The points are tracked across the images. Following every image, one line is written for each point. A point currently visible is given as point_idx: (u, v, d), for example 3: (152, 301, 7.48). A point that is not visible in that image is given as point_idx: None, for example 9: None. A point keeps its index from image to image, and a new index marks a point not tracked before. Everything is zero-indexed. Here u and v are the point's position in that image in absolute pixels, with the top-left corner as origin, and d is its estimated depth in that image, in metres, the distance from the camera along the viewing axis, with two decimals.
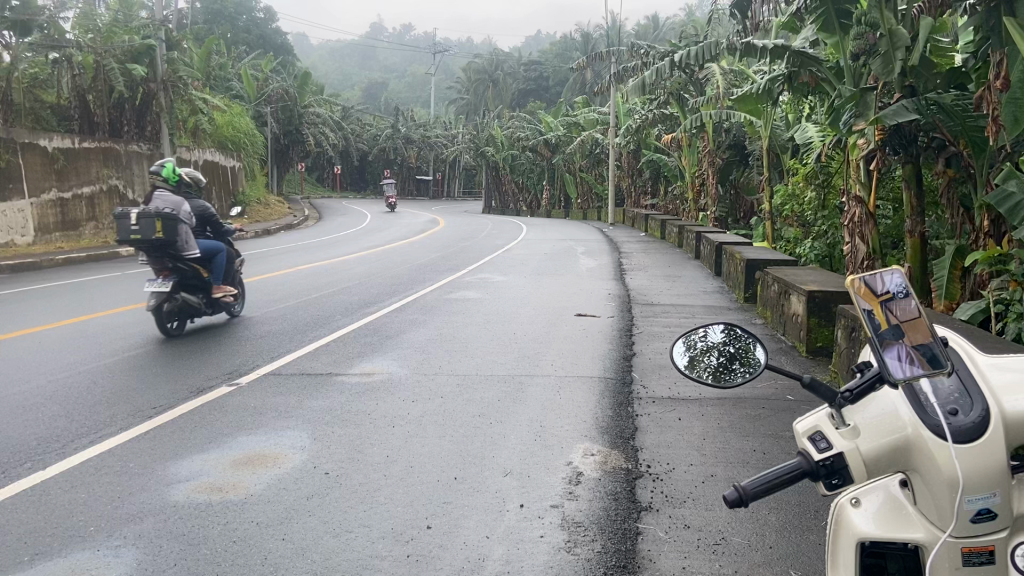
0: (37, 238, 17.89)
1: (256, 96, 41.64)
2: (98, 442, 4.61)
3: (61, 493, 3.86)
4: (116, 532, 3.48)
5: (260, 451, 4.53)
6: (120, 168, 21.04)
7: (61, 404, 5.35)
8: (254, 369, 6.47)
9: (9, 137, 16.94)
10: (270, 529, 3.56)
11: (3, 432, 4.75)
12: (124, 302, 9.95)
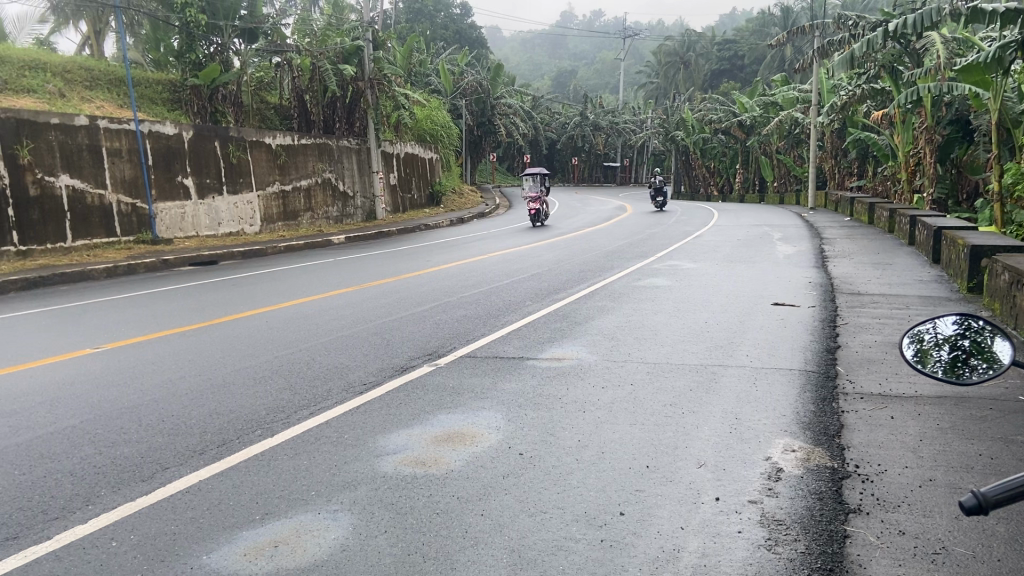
0: (263, 227, 19.79)
1: (452, 90, 43.51)
2: (317, 414, 5.04)
3: (286, 460, 4.25)
4: (334, 498, 3.78)
5: (459, 430, 4.74)
6: (333, 162, 22.71)
7: (286, 378, 5.91)
8: (453, 351, 6.78)
9: (240, 137, 18.87)
10: (469, 504, 3.71)
11: (240, 401, 5.32)
12: (336, 287, 10.76)
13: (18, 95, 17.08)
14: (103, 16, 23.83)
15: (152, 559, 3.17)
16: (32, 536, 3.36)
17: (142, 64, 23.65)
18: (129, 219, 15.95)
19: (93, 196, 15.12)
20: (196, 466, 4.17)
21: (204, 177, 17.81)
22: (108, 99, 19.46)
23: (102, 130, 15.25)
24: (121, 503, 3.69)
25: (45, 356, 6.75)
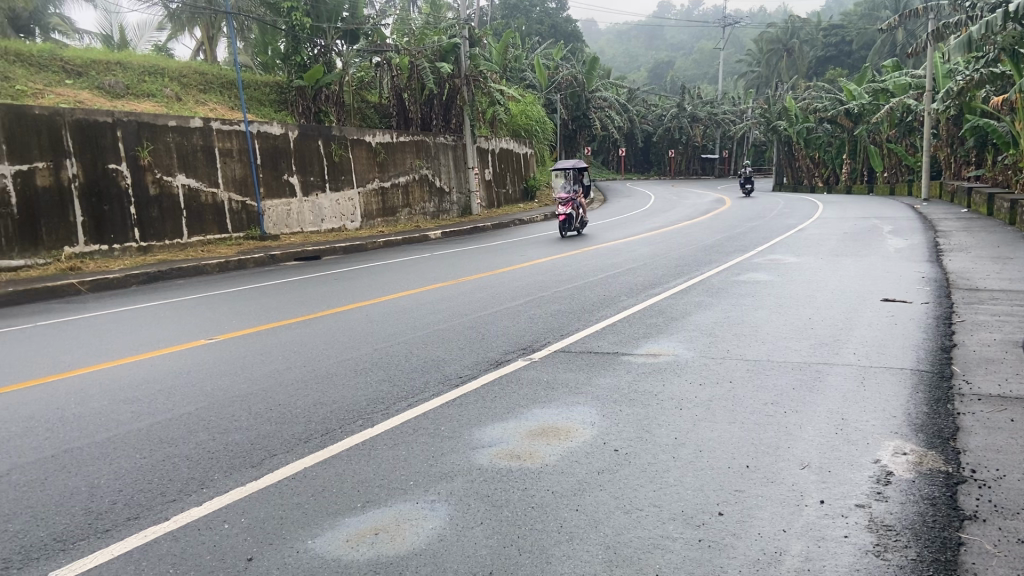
0: (363, 223, 20.35)
1: (547, 84, 43.51)
2: (415, 406, 5.14)
3: (385, 449, 4.36)
4: (432, 488, 3.85)
5: (553, 424, 4.75)
6: (430, 158, 23.08)
7: (384, 370, 6.06)
8: (548, 345, 6.78)
9: (342, 136, 19.45)
10: (564, 499, 3.71)
11: (341, 391, 5.50)
12: (433, 281, 10.95)
13: (139, 100, 18.11)
14: (215, 22, 24.94)
15: (261, 542, 3.31)
16: (152, 516, 3.57)
17: (251, 67, 24.67)
18: (239, 216, 16.69)
19: (207, 195, 15.90)
20: (301, 453, 4.33)
21: (308, 175, 18.46)
22: (220, 101, 20.39)
23: (215, 131, 16.01)
24: (232, 487, 3.88)
25: (163, 347, 7.15)
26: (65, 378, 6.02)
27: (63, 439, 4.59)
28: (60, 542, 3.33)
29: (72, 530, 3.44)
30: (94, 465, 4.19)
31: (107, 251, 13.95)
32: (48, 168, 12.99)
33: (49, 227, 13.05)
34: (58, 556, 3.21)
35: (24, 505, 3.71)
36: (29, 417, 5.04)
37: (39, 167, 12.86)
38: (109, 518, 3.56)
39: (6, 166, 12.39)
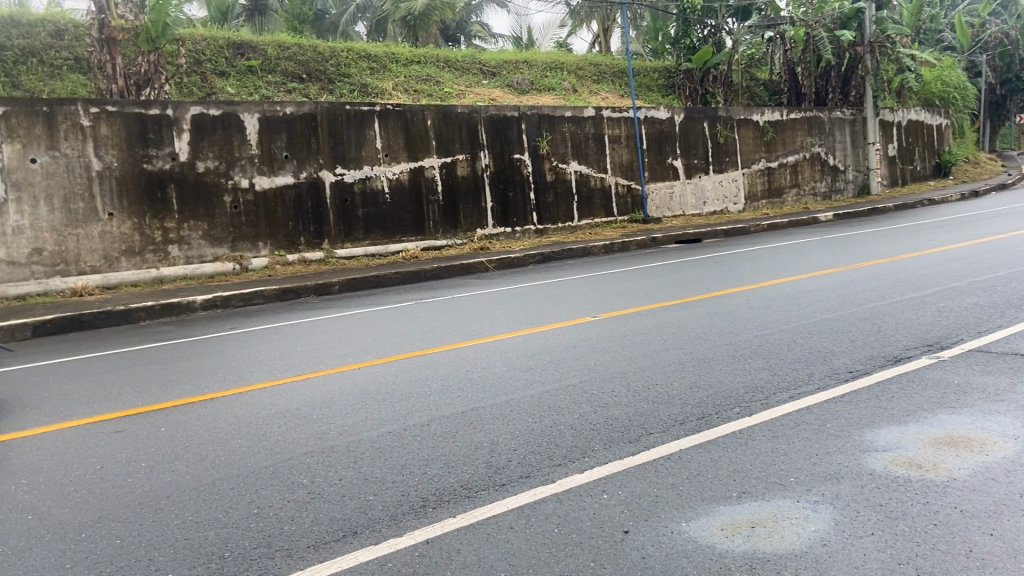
0: (747, 205, 19.81)
1: (970, 44, 37.81)
2: (798, 399, 4.85)
3: (764, 441, 4.19)
4: (814, 488, 3.60)
5: (964, 434, 4.12)
6: (825, 135, 21.49)
7: (765, 358, 5.81)
8: (958, 343, 5.90)
9: (729, 115, 19.11)
10: (978, 521, 3.20)
11: (717, 377, 5.41)
12: (823, 266, 10.21)
13: (542, 94, 19.79)
14: (610, 13, 26.14)
15: (637, 517, 3.41)
16: (541, 477, 3.89)
17: (642, 55, 25.58)
18: (625, 200, 17.36)
19: (597, 180, 16.82)
20: (679, 435, 4.35)
21: (693, 157, 18.50)
22: (612, 89, 21.40)
23: (607, 120, 16.86)
24: (612, 460, 4.05)
25: (554, 322, 7.73)
26: (474, 344, 6.85)
27: (472, 399, 5.24)
28: (465, 490, 3.80)
29: (475, 480, 3.90)
30: (494, 424, 4.69)
31: (511, 234, 15.53)
32: (467, 159, 14.89)
33: (467, 212, 14.93)
34: (464, 502, 3.67)
35: (439, 453, 4.29)
36: (446, 376, 5.82)
37: (460, 159, 14.80)
38: (506, 473, 3.97)
39: (435, 158, 14.48)
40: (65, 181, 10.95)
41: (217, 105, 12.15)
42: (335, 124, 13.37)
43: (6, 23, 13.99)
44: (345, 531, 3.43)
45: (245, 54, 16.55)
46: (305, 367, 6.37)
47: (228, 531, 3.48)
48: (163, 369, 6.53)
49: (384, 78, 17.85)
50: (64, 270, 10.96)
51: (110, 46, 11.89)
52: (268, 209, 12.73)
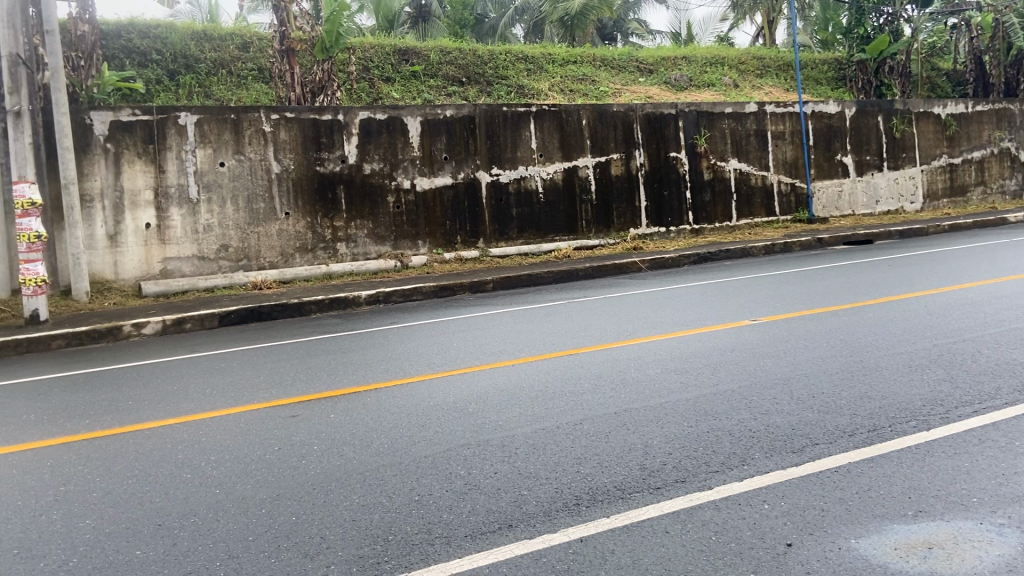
0: (925, 204, 18.41)
1: None
2: (982, 413, 4.46)
3: (944, 458, 3.88)
4: (1002, 510, 3.30)
5: None
6: (1017, 128, 19.58)
7: (945, 369, 5.39)
8: None
9: (906, 109, 17.84)
10: None
11: (890, 387, 5.08)
12: (1013, 270, 9.32)
13: (700, 90, 19.31)
14: (776, 4, 25.09)
15: (801, 530, 3.26)
16: (697, 483, 3.80)
17: (810, 46, 24.51)
18: (787, 199, 16.62)
19: (758, 178, 16.19)
20: (846, 447, 4.12)
21: (864, 154, 17.43)
22: (775, 84, 20.55)
23: (769, 115, 16.21)
24: (773, 469, 3.89)
25: (710, 324, 7.52)
26: (627, 345, 6.78)
27: (625, 399, 5.20)
28: (620, 490, 3.78)
29: (629, 481, 3.87)
30: (648, 427, 4.63)
31: (665, 233, 15.27)
32: (622, 159, 14.79)
33: (620, 211, 14.84)
34: (618, 503, 3.64)
35: (593, 452, 4.30)
36: (598, 376, 5.81)
37: (615, 158, 14.72)
38: (660, 477, 3.91)
39: (589, 158, 14.49)
40: (248, 183, 11.86)
41: (383, 110, 12.75)
42: (492, 125, 13.67)
43: (201, 38, 15.33)
44: (501, 523, 3.51)
45: (409, 60, 17.24)
46: (460, 362, 6.55)
47: (392, 515, 3.65)
48: (329, 361, 6.92)
49: (541, 79, 18.04)
50: (246, 265, 11.87)
51: (289, 56, 12.78)
52: (427, 209, 13.23)
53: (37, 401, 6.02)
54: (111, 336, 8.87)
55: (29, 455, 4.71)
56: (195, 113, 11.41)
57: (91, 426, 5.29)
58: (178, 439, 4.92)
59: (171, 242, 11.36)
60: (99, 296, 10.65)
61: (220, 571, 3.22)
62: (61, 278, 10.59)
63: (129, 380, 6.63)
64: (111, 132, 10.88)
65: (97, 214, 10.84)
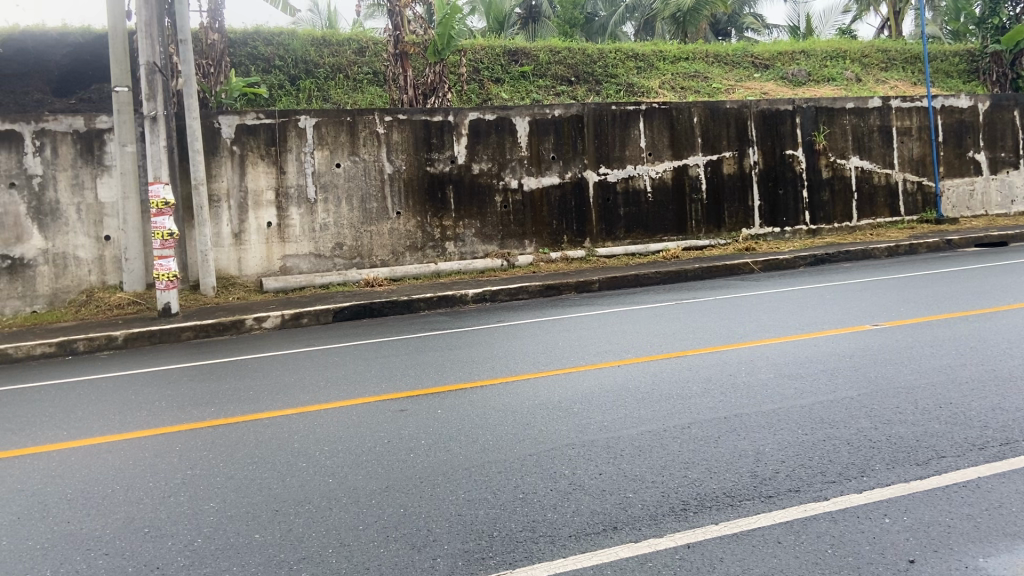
0: None
1: None
2: None
3: None
4: None
5: None
6: None
7: None
8: None
9: None
10: None
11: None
12: None
13: (819, 85, 18.53)
14: None
15: (925, 547, 3.08)
16: (812, 493, 3.64)
17: (940, 38, 23.19)
18: (913, 199, 15.73)
19: (881, 176, 15.40)
20: (976, 461, 3.85)
21: (999, 150, 16.29)
22: (902, 77, 19.50)
23: (894, 110, 15.39)
24: (895, 482, 3.68)
25: (828, 328, 7.20)
26: (738, 348, 6.59)
27: (736, 404, 5.05)
28: (730, 498, 3.67)
29: (739, 489, 3.76)
30: (760, 433, 4.48)
31: (779, 234, 14.74)
32: (734, 157, 14.39)
33: (732, 211, 14.44)
34: (727, 510, 3.54)
35: (701, 457, 4.19)
36: (707, 379, 5.67)
37: (727, 156, 14.34)
38: (772, 485, 3.77)
39: (700, 156, 14.17)
40: (362, 183, 12.25)
41: (492, 110, 12.88)
42: (601, 124, 13.58)
43: (320, 44, 15.95)
44: (606, 525, 3.47)
45: (519, 61, 17.37)
46: (565, 361, 6.53)
47: (497, 512, 3.67)
48: (437, 358, 7.04)
49: (651, 77, 17.80)
50: (359, 263, 12.28)
51: (402, 60, 13.13)
52: (534, 209, 13.28)
53: (167, 388, 6.42)
54: (234, 329, 9.35)
55: (159, 440, 5.01)
56: (313, 116, 11.87)
57: (216, 413, 5.59)
58: (294, 429, 5.13)
59: (290, 240, 11.88)
60: (224, 290, 11.27)
61: (332, 558, 3.33)
62: (190, 273, 11.25)
63: (250, 371, 6.97)
64: (237, 136, 11.46)
65: (223, 214, 11.46)
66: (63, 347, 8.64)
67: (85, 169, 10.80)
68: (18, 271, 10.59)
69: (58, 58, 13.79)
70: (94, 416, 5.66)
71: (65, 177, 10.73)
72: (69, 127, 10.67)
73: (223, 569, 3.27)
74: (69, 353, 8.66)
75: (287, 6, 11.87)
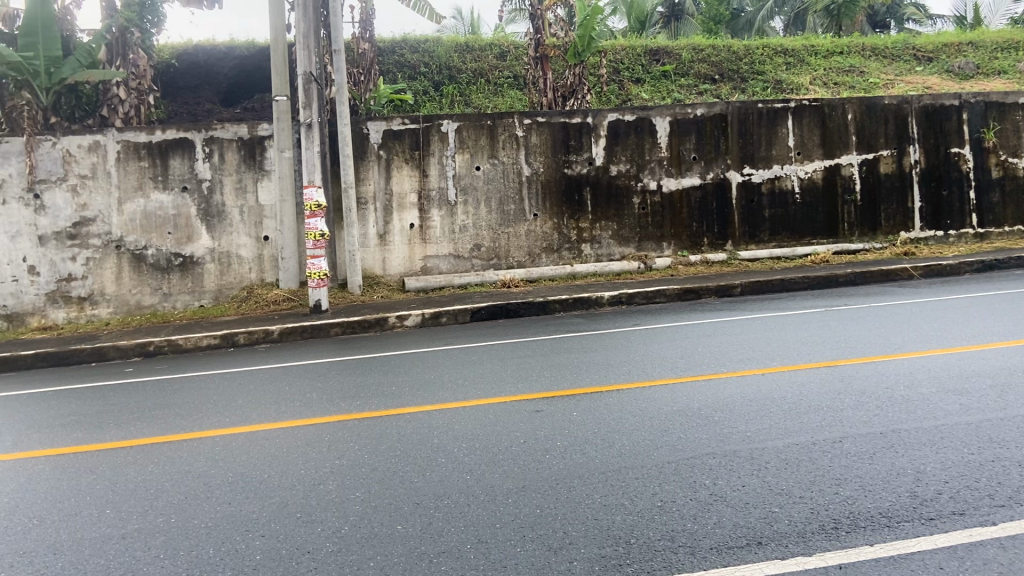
0: None
1: None
2: None
3: None
4: None
5: None
6: None
7: None
8: None
9: None
10: None
11: None
12: None
13: (990, 77, 17.11)
14: None
15: None
16: (979, 517, 3.36)
17: None
18: None
19: None
20: None
21: None
22: None
23: None
24: None
25: (995, 340, 6.62)
26: (895, 359, 6.18)
27: (893, 419, 4.73)
28: (884, 518, 3.45)
29: (896, 508, 3.53)
30: (920, 450, 4.18)
31: (942, 238, 13.72)
32: (892, 155, 13.54)
33: (888, 213, 13.60)
34: (882, 531, 3.33)
35: (853, 474, 3.96)
36: (860, 391, 5.35)
37: (884, 155, 13.52)
38: (934, 507, 3.51)
39: (854, 156, 13.44)
40: (501, 186, 12.44)
41: (632, 111, 12.76)
42: (746, 123, 13.14)
43: (463, 50, 16.37)
44: (749, 540, 3.34)
45: (660, 60, 17.15)
46: (706, 368, 6.36)
47: (634, 519, 3.62)
48: (575, 360, 7.05)
49: (801, 73, 17.04)
50: (497, 264, 12.49)
51: (542, 63, 13.24)
52: (673, 210, 13.04)
53: (317, 381, 6.76)
54: (378, 326, 9.74)
55: (310, 430, 5.29)
56: (455, 120, 12.17)
57: (362, 407, 5.83)
58: (435, 425, 5.28)
59: (431, 241, 12.25)
60: (370, 289, 11.77)
61: (470, 554, 3.38)
62: (339, 272, 11.82)
63: (394, 367, 7.23)
64: (384, 140, 11.92)
65: (370, 215, 11.96)
66: (225, 339, 9.30)
67: (248, 174, 11.57)
68: (188, 268, 11.49)
69: (225, 70, 14.88)
70: (252, 405, 6.04)
71: (230, 181, 11.54)
72: (235, 134, 11.46)
73: (368, 558, 3.40)
74: (231, 345, 9.29)
75: (433, 14, 12.24)
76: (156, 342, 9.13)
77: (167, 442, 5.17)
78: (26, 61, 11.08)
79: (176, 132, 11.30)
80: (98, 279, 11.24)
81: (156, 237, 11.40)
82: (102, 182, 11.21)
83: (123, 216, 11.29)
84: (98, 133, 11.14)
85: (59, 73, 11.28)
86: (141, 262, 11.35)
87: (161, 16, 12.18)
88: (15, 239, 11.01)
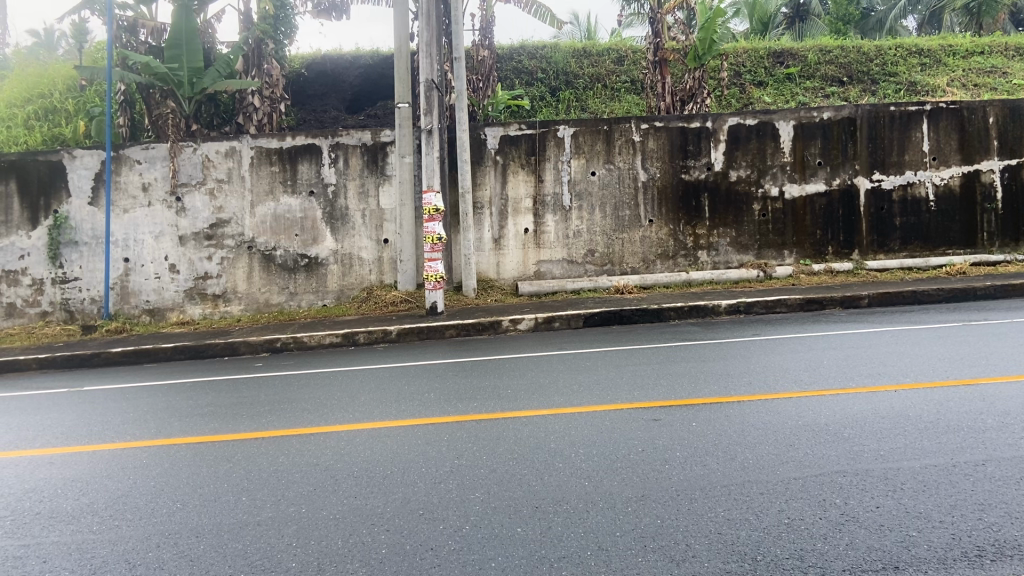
0: None
1: None
2: None
3: None
4: None
5: None
6: None
7: None
8: None
9: None
10: None
11: None
12: None
13: None
14: None
15: None
16: None
17: None
18: None
19: None
20: None
21: None
22: None
23: None
24: None
25: None
26: None
27: None
28: None
29: None
30: None
31: None
32: None
33: None
34: None
35: (999, 499, 3.71)
36: (1005, 412, 5.00)
37: None
38: None
39: (995, 161, 12.64)
40: (616, 191, 12.36)
41: (753, 115, 12.41)
42: (876, 127, 12.56)
43: (581, 55, 16.40)
44: (885, 563, 3.18)
45: (785, 62, 16.67)
46: (833, 381, 6.11)
47: (760, 535, 3.51)
48: (694, 368, 6.92)
49: (937, 74, 16.17)
50: (610, 270, 12.42)
51: (661, 67, 13.08)
52: (796, 218, 12.60)
53: (436, 381, 6.90)
54: (493, 329, 9.86)
55: (432, 429, 5.39)
56: (572, 126, 12.18)
57: (479, 408, 5.91)
58: (552, 429, 5.28)
59: (545, 246, 12.31)
60: (485, 292, 11.94)
61: (592, 561, 3.36)
62: (454, 275, 12.05)
63: (511, 370, 7.29)
64: (501, 146, 12.06)
65: (485, 220, 12.13)
66: (347, 337, 9.63)
67: (371, 179, 11.95)
68: (313, 269, 11.97)
69: (351, 79, 15.43)
70: (374, 403, 6.22)
71: (353, 186, 11.95)
72: (359, 140, 11.86)
73: (490, 558, 3.43)
74: (352, 343, 9.62)
75: (554, 19, 12.29)
76: (283, 339, 9.55)
77: (298, 435, 5.40)
78: (171, 72, 11.87)
79: (304, 138, 11.80)
80: (230, 278, 11.87)
81: (284, 239, 11.93)
82: (237, 186, 11.84)
83: (254, 218, 11.88)
84: (233, 140, 11.78)
85: (201, 83, 11.99)
86: (269, 262, 11.91)
87: (292, 28, 12.88)
88: (158, 239, 11.78)
